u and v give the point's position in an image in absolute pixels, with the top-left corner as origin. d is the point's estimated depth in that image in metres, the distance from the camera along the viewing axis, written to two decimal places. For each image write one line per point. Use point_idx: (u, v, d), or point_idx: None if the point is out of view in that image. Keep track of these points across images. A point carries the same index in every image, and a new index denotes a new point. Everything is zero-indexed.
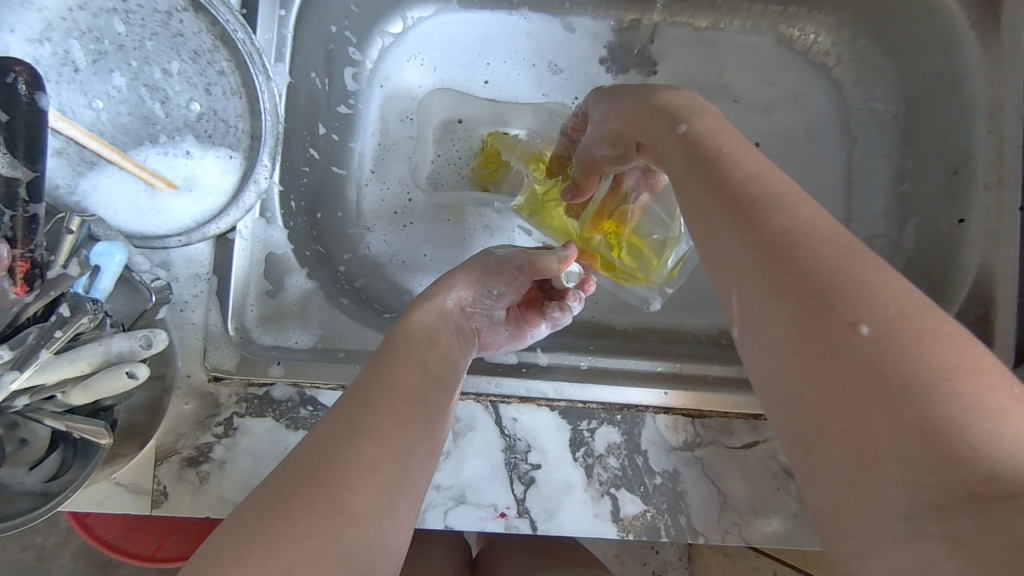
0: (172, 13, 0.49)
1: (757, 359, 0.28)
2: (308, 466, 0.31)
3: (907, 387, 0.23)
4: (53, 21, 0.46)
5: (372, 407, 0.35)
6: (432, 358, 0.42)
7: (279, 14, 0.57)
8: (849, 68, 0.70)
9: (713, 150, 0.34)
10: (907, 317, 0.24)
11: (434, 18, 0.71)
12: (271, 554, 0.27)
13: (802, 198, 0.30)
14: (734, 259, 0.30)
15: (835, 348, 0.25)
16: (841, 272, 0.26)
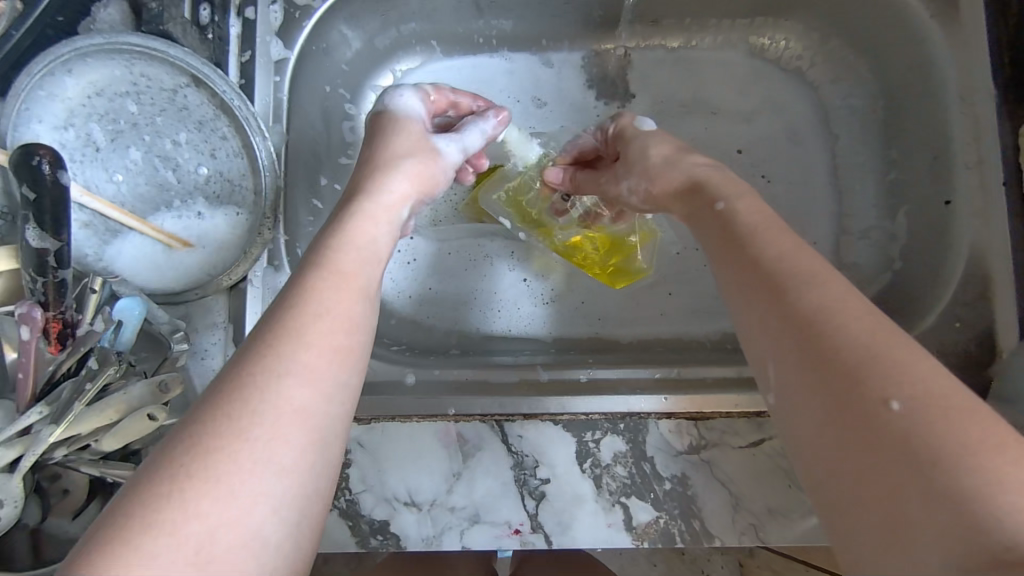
0: (177, 89, 0.54)
1: (795, 424, 0.33)
2: (223, 419, 0.30)
3: (931, 456, 0.27)
4: (75, 108, 0.53)
5: (298, 346, 0.34)
6: (362, 267, 0.40)
7: (274, 80, 0.61)
8: (823, 69, 0.72)
9: (748, 233, 0.41)
10: (936, 393, 0.29)
11: (421, 68, 0.75)
12: (123, 548, 0.26)
13: (832, 280, 0.35)
14: (773, 334, 0.35)
15: (865, 420, 0.29)
16: (870, 352, 0.31)
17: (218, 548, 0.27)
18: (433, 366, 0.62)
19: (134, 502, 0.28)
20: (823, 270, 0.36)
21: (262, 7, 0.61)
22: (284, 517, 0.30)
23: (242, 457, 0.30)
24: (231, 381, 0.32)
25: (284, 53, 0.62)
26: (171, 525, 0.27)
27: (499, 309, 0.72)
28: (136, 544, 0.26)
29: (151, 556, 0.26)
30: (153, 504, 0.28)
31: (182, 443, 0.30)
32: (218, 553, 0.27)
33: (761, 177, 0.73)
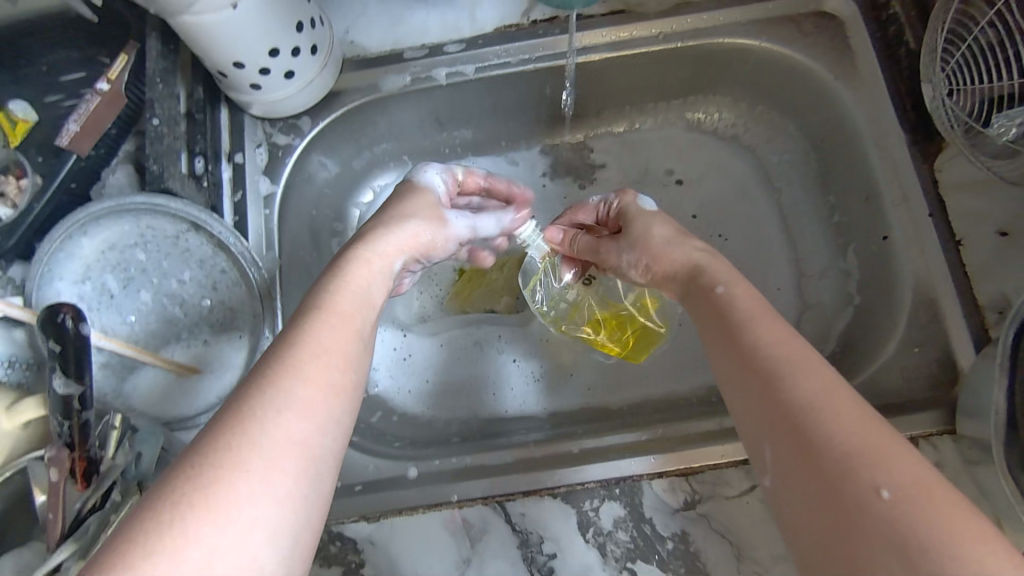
0: (180, 235, 0.60)
1: (794, 512, 0.37)
2: (223, 448, 0.34)
3: (918, 542, 0.30)
4: (91, 263, 0.60)
5: (295, 384, 0.38)
6: (352, 311, 0.45)
7: (265, 212, 0.68)
8: (756, 133, 0.79)
9: (743, 321, 0.45)
10: (921, 485, 0.33)
11: (397, 181, 0.81)
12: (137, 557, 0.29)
13: (817, 372, 0.39)
14: (770, 419, 0.39)
15: (855, 509, 0.33)
16: (859, 444, 0.35)
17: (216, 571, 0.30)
18: (432, 456, 0.65)
19: (137, 525, 0.31)
20: (805, 362, 0.40)
21: (250, 151, 0.69)
22: (280, 547, 0.33)
23: (239, 484, 0.33)
24: (232, 412, 0.35)
25: (271, 188, 0.69)
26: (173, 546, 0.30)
27: (494, 392, 0.76)
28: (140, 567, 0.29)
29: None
30: (156, 527, 0.31)
31: (184, 470, 0.33)
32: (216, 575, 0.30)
33: (719, 236, 0.79)
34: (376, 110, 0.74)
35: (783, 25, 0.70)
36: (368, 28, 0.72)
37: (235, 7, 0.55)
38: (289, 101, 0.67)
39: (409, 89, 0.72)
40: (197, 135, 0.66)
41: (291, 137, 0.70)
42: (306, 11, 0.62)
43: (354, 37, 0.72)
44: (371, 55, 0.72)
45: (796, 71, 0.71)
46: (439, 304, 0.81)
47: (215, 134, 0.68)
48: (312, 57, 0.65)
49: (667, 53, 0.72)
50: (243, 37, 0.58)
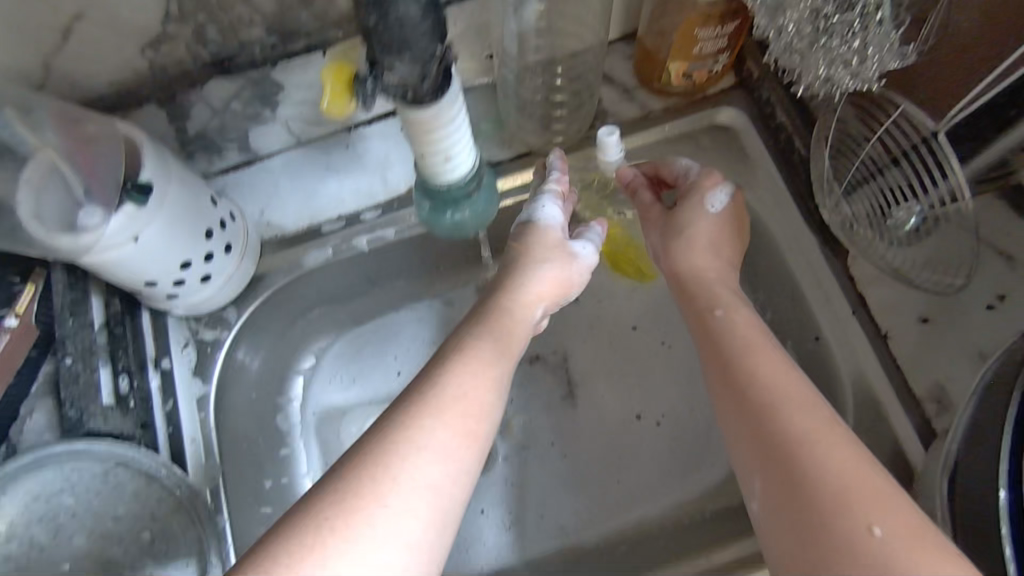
0: (108, 470, 0.58)
1: (771, 535, 0.46)
2: (324, 523, 0.43)
3: (899, 574, 0.40)
4: (16, 517, 0.56)
5: (409, 464, 0.46)
6: (460, 400, 0.50)
7: (199, 416, 0.66)
8: None
9: (740, 353, 0.54)
10: (906, 528, 0.42)
11: (337, 340, 0.77)
12: (268, 571, 0.41)
13: (808, 413, 0.48)
14: (760, 450, 0.48)
15: (838, 541, 0.42)
16: (854, 484, 0.44)
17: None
18: None
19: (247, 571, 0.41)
20: (803, 404, 0.49)
21: (177, 354, 0.67)
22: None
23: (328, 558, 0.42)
24: (333, 499, 0.44)
25: (203, 389, 0.67)
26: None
27: (467, 548, 0.74)
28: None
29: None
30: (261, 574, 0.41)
31: (287, 536, 0.43)
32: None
33: (661, 343, 0.79)
34: (303, 282, 0.73)
35: (683, 143, 0.74)
36: (282, 207, 0.71)
37: (136, 239, 0.54)
38: (210, 300, 0.66)
39: (333, 260, 0.72)
40: (120, 351, 0.63)
41: (218, 330, 0.69)
42: (214, 216, 0.61)
43: (269, 218, 0.71)
44: (288, 234, 0.71)
45: None
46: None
47: (138, 344, 0.65)
48: (228, 255, 0.64)
49: (580, 186, 0.74)
50: (151, 261, 0.56)
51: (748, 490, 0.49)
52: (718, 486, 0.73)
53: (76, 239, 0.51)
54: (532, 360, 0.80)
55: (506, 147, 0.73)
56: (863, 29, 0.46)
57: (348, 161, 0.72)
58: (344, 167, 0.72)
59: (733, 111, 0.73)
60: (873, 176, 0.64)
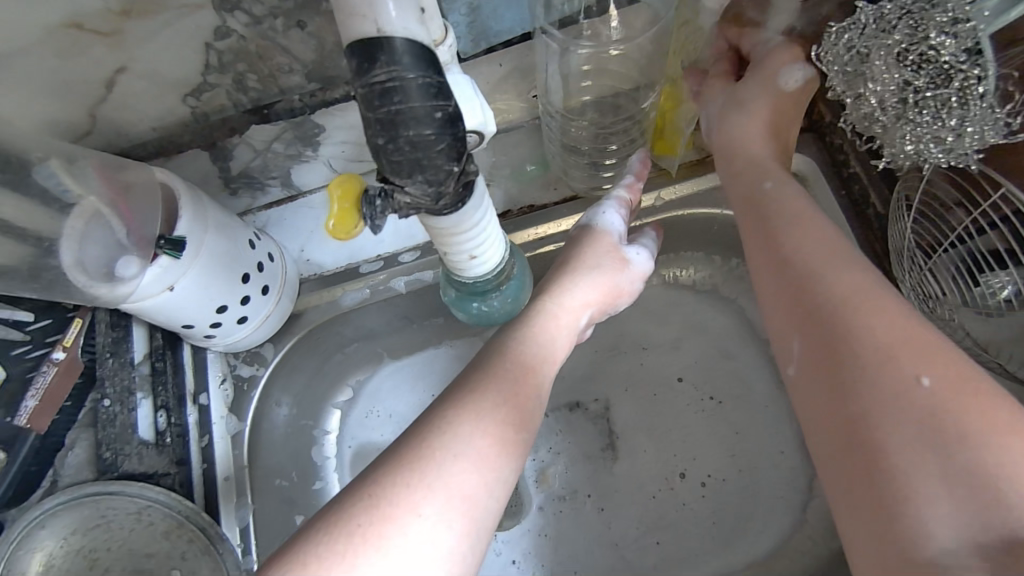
0: (139, 509, 0.58)
1: (825, 450, 0.42)
2: (352, 528, 0.42)
3: (946, 423, 0.37)
4: (54, 550, 0.57)
5: (442, 471, 0.45)
6: (489, 414, 0.48)
7: (233, 453, 0.66)
8: (733, 285, 0.77)
9: (781, 223, 0.51)
10: (954, 373, 0.39)
11: (375, 374, 0.75)
12: (322, 555, 0.41)
13: (849, 271, 0.46)
14: (800, 317, 0.46)
15: (890, 424, 0.38)
16: (906, 343, 0.41)
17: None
18: None
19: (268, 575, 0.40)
20: (840, 261, 0.47)
21: (214, 389, 0.68)
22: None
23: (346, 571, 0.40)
24: (368, 502, 0.43)
25: (238, 425, 0.67)
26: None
27: None
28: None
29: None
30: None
31: (315, 539, 0.41)
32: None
33: (710, 399, 0.74)
34: (340, 320, 0.72)
35: None
36: (321, 245, 0.71)
37: (172, 289, 0.54)
38: (247, 339, 0.66)
39: (370, 300, 0.71)
40: (158, 387, 0.64)
41: (255, 366, 0.69)
42: (252, 259, 0.61)
43: (309, 255, 0.71)
44: (327, 272, 0.71)
45: None
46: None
47: (178, 379, 0.66)
48: (265, 296, 0.64)
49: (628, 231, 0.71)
50: (186, 308, 0.57)
51: (797, 403, 0.45)
52: (769, 561, 0.67)
53: (113, 290, 0.52)
54: (572, 408, 0.76)
55: (551, 189, 0.71)
56: (960, 106, 0.43)
57: None
58: None
59: (801, 157, 0.67)
60: (963, 238, 0.55)
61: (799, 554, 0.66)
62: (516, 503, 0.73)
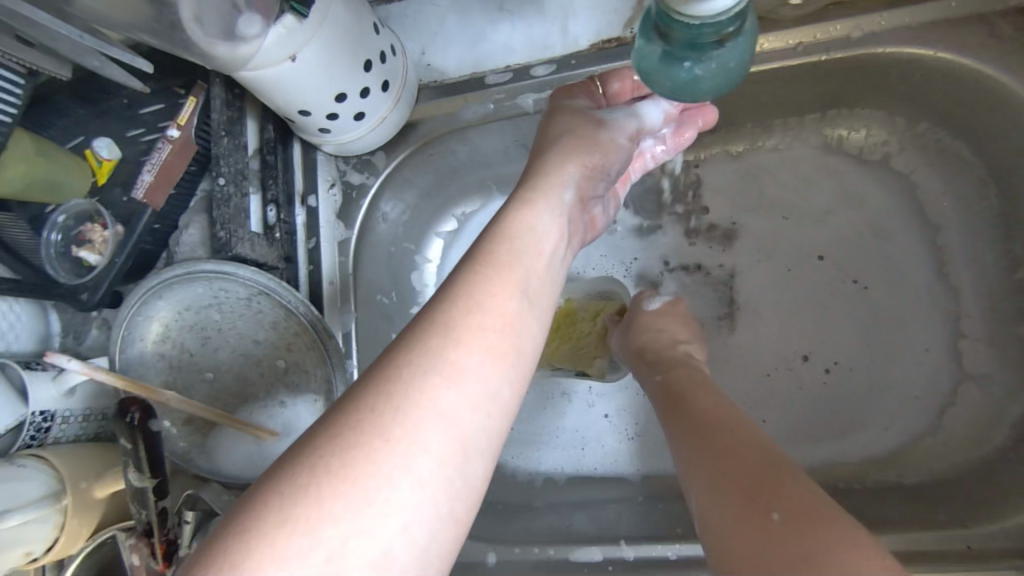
0: (251, 297, 0.58)
1: (711, 528, 0.39)
2: (367, 414, 0.32)
3: (803, 549, 0.32)
4: (169, 321, 0.58)
5: (433, 387, 0.33)
6: (516, 262, 0.41)
7: (339, 260, 0.64)
8: (913, 156, 0.64)
9: (683, 391, 0.51)
10: (816, 515, 0.34)
11: (480, 210, 0.71)
12: (287, 515, 0.29)
13: (717, 394, 0.49)
14: (696, 471, 0.42)
15: (749, 482, 0.38)
16: (754, 468, 0.39)
17: (350, 553, 0.29)
18: (512, 543, 0.57)
19: (272, 495, 0.30)
20: (712, 390, 0.50)
21: (323, 193, 0.65)
22: (417, 535, 0.31)
23: (381, 460, 0.31)
24: (375, 380, 0.33)
25: (346, 233, 0.64)
26: (308, 522, 0.29)
27: (581, 446, 0.68)
28: (276, 536, 0.28)
29: (286, 549, 0.28)
30: (297, 498, 0.29)
31: (321, 434, 0.31)
32: (350, 559, 0.29)
33: (853, 282, 0.65)
34: (457, 138, 0.65)
35: (968, 26, 0.55)
36: (445, 48, 0.63)
37: (294, 59, 0.49)
38: (361, 141, 0.61)
39: (494, 117, 0.64)
40: (270, 181, 0.61)
41: (365, 176, 0.65)
42: (375, 46, 0.55)
43: (430, 59, 0.64)
44: (448, 81, 0.64)
45: (983, 91, 0.56)
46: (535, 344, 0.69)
47: (288, 176, 0.63)
48: (384, 94, 0.58)
49: (807, 67, 0.59)
50: (305, 87, 0.52)
51: (679, 458, 0.45)
52: (887, 457, 0.60)
53: (233, 49, 0.47)
54: (690, 270, 0.69)
55: None
56: None
57: (525, 0, 0.61)
58: (519, 9, 0.61)
59: None
60: None
61: (922, 459, 0.59)
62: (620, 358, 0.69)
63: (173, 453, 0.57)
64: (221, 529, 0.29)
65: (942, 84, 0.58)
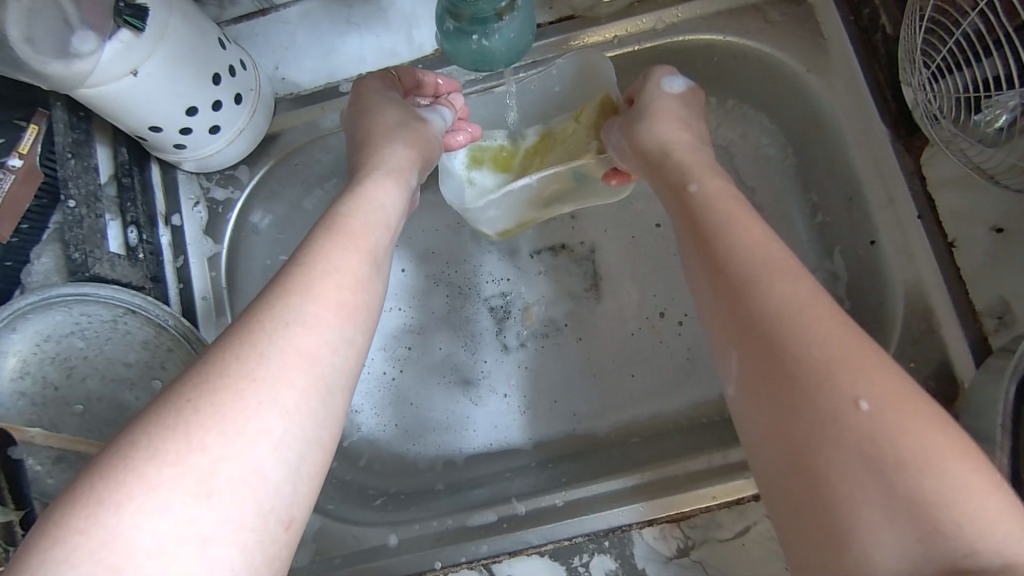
0: (117, 318, 0.57)
1: (741, 391, 0.37)
2: (229, 360, 0.35)
3: (892, 449, 0.29)
4: (27, 355, 0.55)
5: (281, 333, 0.36)
6: (369, 228, 0.46)
7: (211, 275, 0.64)
8: (726, 129, 0.71)
9: (716, 227, 0.42)
10: (901, 393, 0.31)
11: None
12: (147, 447, 0.31)
13: (752, 226, 0.41)
14: (744, 346, 0.36)
15: (782, 354, 0.34)
16: (825, 355, 0.33)
17: (218, 477, 0.32)
18: (412, 521, 0.62)
19: (134, 437, 0.32)
20: (740, 220, 0.42)
21: (187, 211, 0.65)
22: (284, 459, 0.34)
23: (247, 396, 0.34)
24: (241, 329, 0.36)
25: (215, 248, 0.65)
26: (177, 452, 0.31)
27: (474, 427, 0.72)
28: (145, 465, 0.31)
29: (156, 476, 0.31)
30: (165, 434, 0.32)
31: (188, 379, 0.34)
32: (221, 479, 0.32)
33: None
34: (319, 146, 0.68)
35: (749, 15, 0.66)
36: (298, 62, 0.66)
37: (135, 74, 0.50)
38: (221, 155, 0.63)
39: None
40: (128, 203, 0.61)
41: (230, 191, 0.66)
42: (222, 60, 0.56)
43: (284, 73, 0.67)
44: (304, 92, 0.67)
45: (770, 70, 0.67)
46: (440, 320, 0.75)
47: (147, 198, 0.63)
48: (238, 107, 0.60)
49: (623, 59, 0.69)
50: (154, 103, 0.53)
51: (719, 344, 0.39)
52: None
53: (68, 67, 0.47)
54: (556, 250, 0.76)
55: (547, 10, 0.68)
56: None
57: (370, 13, 0.65)
58: (366, 22, 0.65)
59: None
60: (963, 60, 0.52)
61: None
62: (508, 333, 0.74)
63: (45, 490, 0.54)
64: (85, 468, 0.31)
65: (737, 66, 0.68)
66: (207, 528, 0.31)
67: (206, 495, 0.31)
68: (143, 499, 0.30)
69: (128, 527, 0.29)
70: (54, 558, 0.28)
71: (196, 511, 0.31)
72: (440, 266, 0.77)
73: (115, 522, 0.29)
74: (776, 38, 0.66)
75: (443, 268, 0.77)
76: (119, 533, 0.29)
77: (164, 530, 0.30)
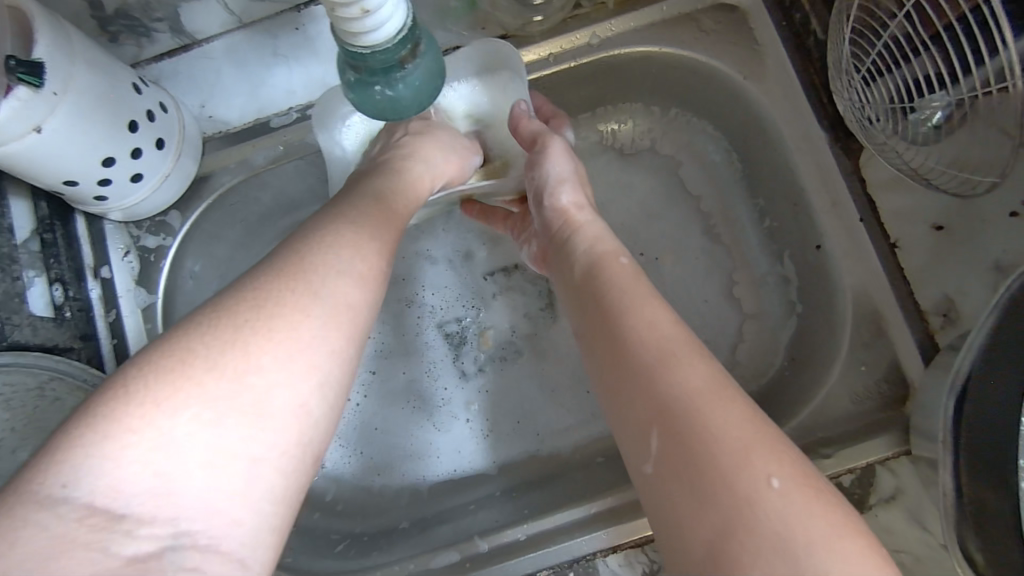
0: (43, 384, 0.55)
1: (649, 459, 0.35)
2: (286, 292, 0.35)
3: (800, 530, 0.30)
4: None
5: (327, 279, 0.37)
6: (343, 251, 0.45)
7: (146, 326, 0.62)
8: (670, 139, 0.71)
9: (625, 305, 0.42)
10: (809, 482, 0.32)
11: None
12: (210, 362, 0.32)
13: (658, 308, 0.41)
14: (648, 407, 0.36)
15: (699, 436, 0.33)
16: (738, 434, 0.33)
17: (269, 400, 0.32)
18: (373, 566, 0.60)
19: (190, 350, 0.32)
20: (648, 299, 0.42)
21: (117, 262, 0.63)
22: (327, 397, 0.35)
23: (301, 327, 0.34)
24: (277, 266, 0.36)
25: (149, 298, 0.63)
26: (235, 370, 0.32)
27: (436, 458, 0.70)
28: (203, 377, 0.31)
29: (215, 390, 0.31)
30: (225, 348, 0.32)
31: (243, 301, 0.34)
32: (272, 405, 0.32)
33: (643, 255, 0.71)
34: (254, 183, 0.66)
35: (681, 24, 0.65)
36: (224, 98, 0.64)
37: (40, 131, 0.46)
38: (149, 202, 0.60)
39: (286, 158, 0.65)
40: (52, 260, 0.58)
41: (161, 237, 0.63)
42: (140, 106, 0.54)
43: (211, 111, 0.64)
44: (233, 129, 0.64)
45: (708, 78, 0.66)
46: (411, 366, 0.73)
47: (73, 252, 0.60)
48: (161, 151, 0.58)
49: (561, 76, 0.68)
50: (66, 158, 0.50)
51: (618, 405, 0.38)
52: None
53: None
54: (509, 271, 0.74)
55: (479, 30, 0.67)
56: None
57: (298, 43, 0.62)
58: (295, 52, 0.62)
59: None
60: (887, 69, 0.52)
61: None
62: (473, 376, 0.72)
63: None
64: (132, 365, 0.32)
65: (675, 75, 0.68)
66: (258, 447, 0.31)
67: (258, 415, 0.32)
68: (200, 409, 0.31)
69: (180, 430, 0.30)
70: (103, 451, 0.29)
71: (246, 432, 0.31)
72: (410, 309, 0.74)
73: (165, 429, 0.30)
74: (715, 44, 0.65)
75: (418, 309, 0.74)
76: (166, 438, 0.30)
77: (210, 443, 0.30)
